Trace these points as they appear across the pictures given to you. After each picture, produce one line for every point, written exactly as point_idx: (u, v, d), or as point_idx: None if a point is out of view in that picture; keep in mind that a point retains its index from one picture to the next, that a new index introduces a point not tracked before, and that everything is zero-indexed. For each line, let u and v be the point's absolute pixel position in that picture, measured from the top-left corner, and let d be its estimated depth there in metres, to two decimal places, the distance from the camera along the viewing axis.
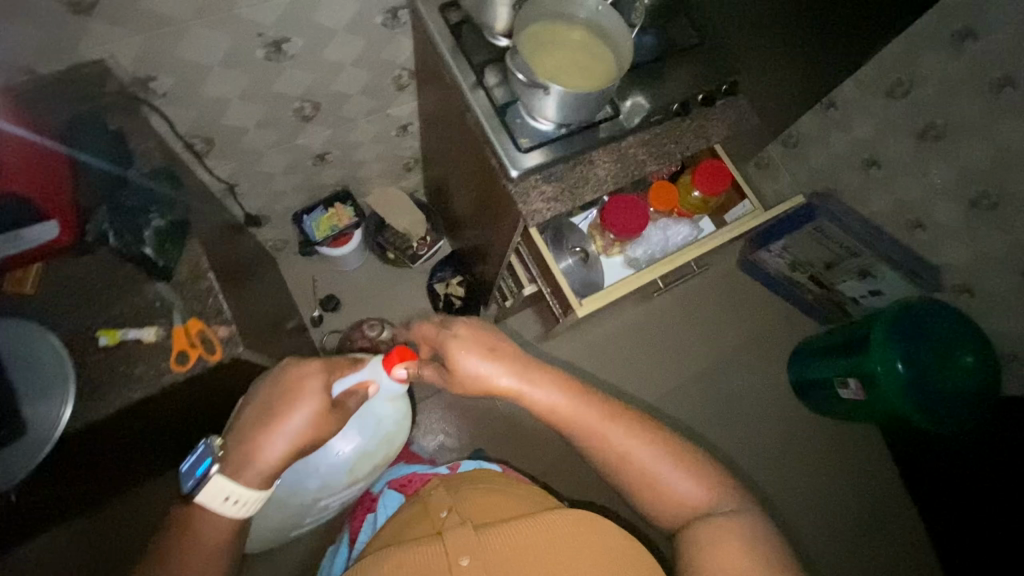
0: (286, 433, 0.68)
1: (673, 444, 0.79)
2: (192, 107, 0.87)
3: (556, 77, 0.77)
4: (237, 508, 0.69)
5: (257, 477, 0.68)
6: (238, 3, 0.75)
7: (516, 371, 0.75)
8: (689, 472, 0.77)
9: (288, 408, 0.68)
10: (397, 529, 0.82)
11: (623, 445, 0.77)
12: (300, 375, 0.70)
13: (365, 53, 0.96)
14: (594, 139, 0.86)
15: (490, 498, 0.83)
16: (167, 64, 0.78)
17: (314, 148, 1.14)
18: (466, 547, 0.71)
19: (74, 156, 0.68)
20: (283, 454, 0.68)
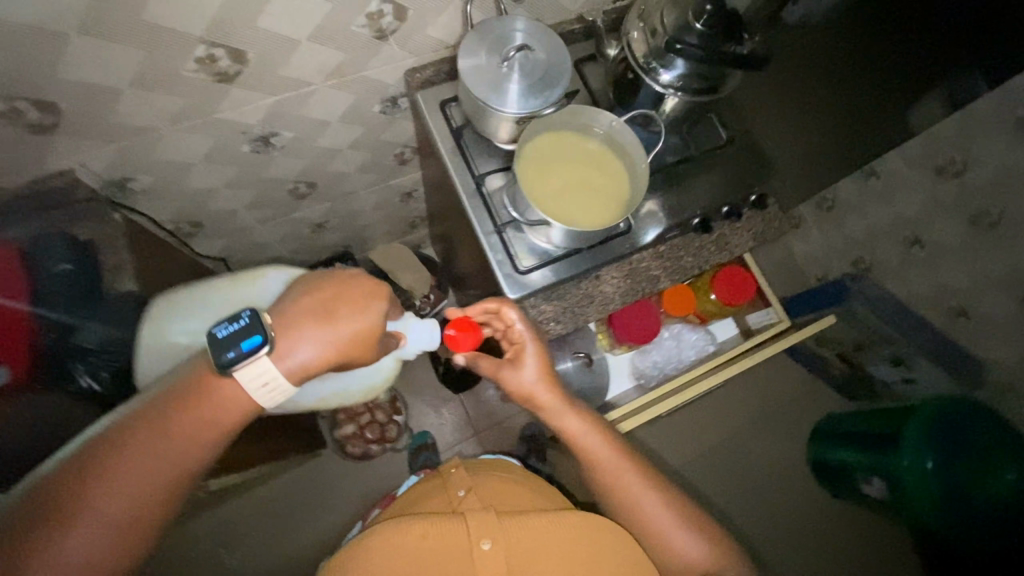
0: (333, 334, 0.55)
1: (685, 503, 0.76)
2: (175, 198, 0.82)
3: (560, 203, 0.69)
4: (254, 399, 0.54)
5: (289, 373, 0.54)
6: (219, 109, 0.68)
7: (560, 397, 0.73)
8: (700, 532, 0.74)
9: (352, 311, 0.57)
10: (406, 506, 0.78)
11: (639, 490, 0.74)
12: (366, 281, 0.60)
13: (363, 137, 0.89)
14: (603, 256, 0.78)
15: (509, 483, 0.78)
16: (144, 165, 0.72)
17: (311, 219, 1.09)
18: (490, 529, 0.66)
19: (33, 309, 0.64)
20: (321, 362, 0.55)
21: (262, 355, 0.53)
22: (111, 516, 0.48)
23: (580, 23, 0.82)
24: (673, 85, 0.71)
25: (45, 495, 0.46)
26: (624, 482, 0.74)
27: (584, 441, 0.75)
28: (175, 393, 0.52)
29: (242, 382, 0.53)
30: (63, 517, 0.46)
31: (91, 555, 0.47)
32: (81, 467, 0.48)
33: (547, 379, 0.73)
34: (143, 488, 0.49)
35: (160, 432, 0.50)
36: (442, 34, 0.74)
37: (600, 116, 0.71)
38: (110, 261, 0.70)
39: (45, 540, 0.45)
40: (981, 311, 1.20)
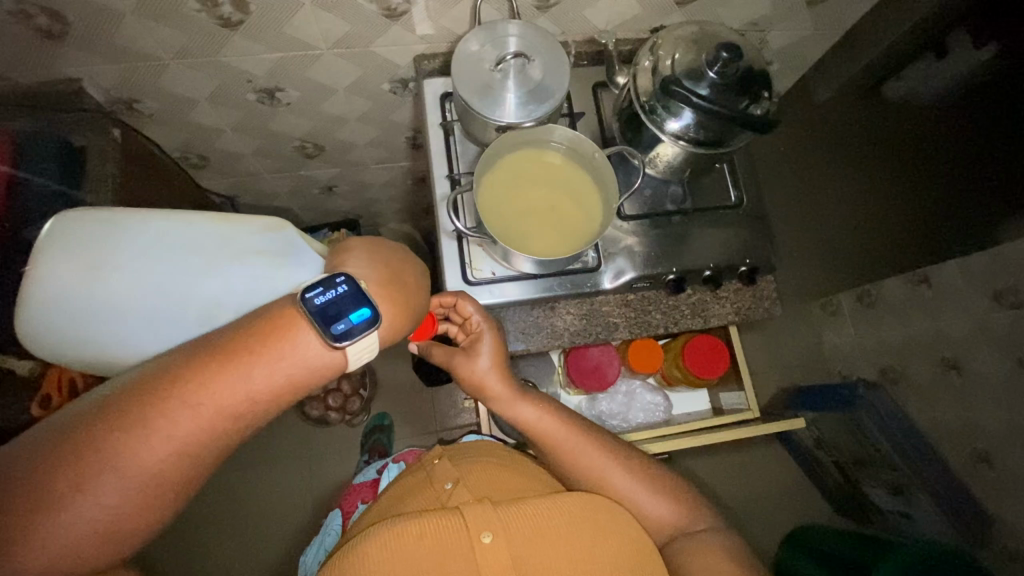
0: (413, 307, 0.53)
1: (657, 472, 0.72)
2: (181, 129, 0.86)
3: (515, 224, 0.65)
4: (349, 364, 0.48)
5: (382, 339, 0.50)
6: (221, 52, 0.70)
7: (509, 385, 0.71)
8: (666, 494, 0.70)
9: (416, 289, 0.54)
10: (388, 506, 0.66)
11: (608, 469, 0.69)
12: (416, 260, 0.56)
13: (372, 112, 0.89)
14: (561, 289, 0.74)
15: (502, 471, 0.67)
16: (150, 92, 0.76)
17: (320, 181, 1.11)
18: (492, 521, 0.55)
19: (14, 173, 0.67)
20: (402, 331, 0.52)
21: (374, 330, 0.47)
22: (147, 467, 0.41)
23: (588, 45, 0.78)
24: (682, 135, 0.65)
25: (85, 439, 0.40)
26: (583, 452, 0.70)
27: (532, 431, 0.71)
28: (240, 341, 0.44)
29: (346, 356, 0.46)
30: (108, 465, 0.40)
31: (126, 507, 0.41)
32: (132, 416, 0.40)
33: (500, 369, 0.71)
34: (203, 445, 0.43)
35: (230, 394, 0.43)
36: (453, 27, 0.72)
37: (556, 129, 0.67)
38: (95, 169, 0.75)
39: (82, 491, 0.39)
40: (1003, 464, 0.93)
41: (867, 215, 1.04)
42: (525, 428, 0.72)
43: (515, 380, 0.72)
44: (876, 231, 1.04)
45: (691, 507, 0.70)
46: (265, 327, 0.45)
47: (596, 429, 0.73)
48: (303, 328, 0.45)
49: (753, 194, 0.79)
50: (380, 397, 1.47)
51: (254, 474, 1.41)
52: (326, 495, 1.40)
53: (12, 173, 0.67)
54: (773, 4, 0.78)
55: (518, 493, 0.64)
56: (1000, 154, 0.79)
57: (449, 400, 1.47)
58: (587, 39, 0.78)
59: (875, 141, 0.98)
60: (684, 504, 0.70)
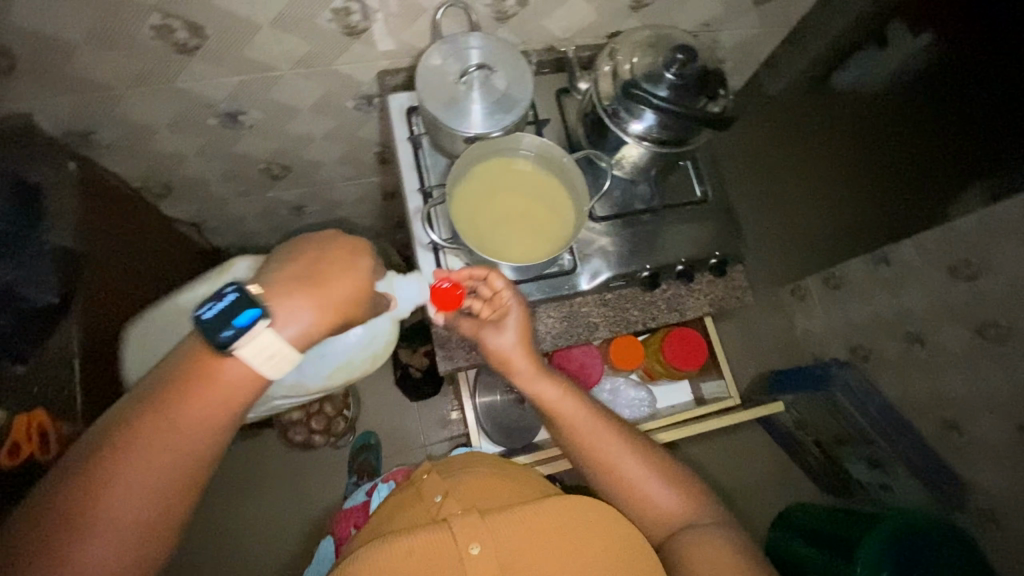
0: (334, 299, 0.51)
1: (662, 456, 0.72)
2: (141, 157, 0.84)
3: (489, 233, 0.66)
4: (265, 370, 0.48)
5: (302, 337, 0.50)
6: (178, 77, 0.69)
7: (535, 363, 0.70)
8: (671, 481, 0.70)
9: (340, 274, 0.52)
10: (378, 525, 0.65)
11: (616, 450, 0.69)
12: (355, 246, 0.55)
13: (338, 130, 0.89)
14: (540, 295, 0.75)
15: (491, 480, 0.67)
16: (107, 122, 0.75)
17: (289, 201, 1.10)
18: (479, 531, 0.55)
19: None
20: (329, 325, 0.51)
21: (260, 332, 0.47)
22: (126, 513, 0.43)
23: (548, 53, 0.80)
24: (645, 136, 0.67)
25: (56, 502, 0.42)
26: (603, 436, 0.70)
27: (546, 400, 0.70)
28: (173, 379, 0.47)
29: (251, 360, 0.47)
30: (86, 519, 0.42)
31: (122, 556, 0.43)
32: (93, 470, 0.43)
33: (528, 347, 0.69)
34: (182, 476, 0.46)
35: (176, 425, 0.45)
36: (415, 42, 0.73)
37: (524, 137, 0.68)
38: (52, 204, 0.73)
39: (67, 553, 0.41)
40: (972, 431, 0.98)
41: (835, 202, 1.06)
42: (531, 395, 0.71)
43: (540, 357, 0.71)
44: (850, 214, 1.05)
45: (693, 496, 0.70)
46: (194, 362, 0.47)
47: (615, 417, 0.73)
48: (206, 345, 0.47)
49: (719, 189, 0.82)
50: (365, 416, 1.45)
51: (238, 506, 1.37)
52: (317, 522, 1.37)
53: None
54: (723, 4, 0.81)
55: (510, 502, 0.63)
56: (936, 138, 0.83)
57: (435, 413, 1.46)
58: (547, 48, 0.80)
59: (836, 130, 1.00)
60: (685, 491, 0.70)
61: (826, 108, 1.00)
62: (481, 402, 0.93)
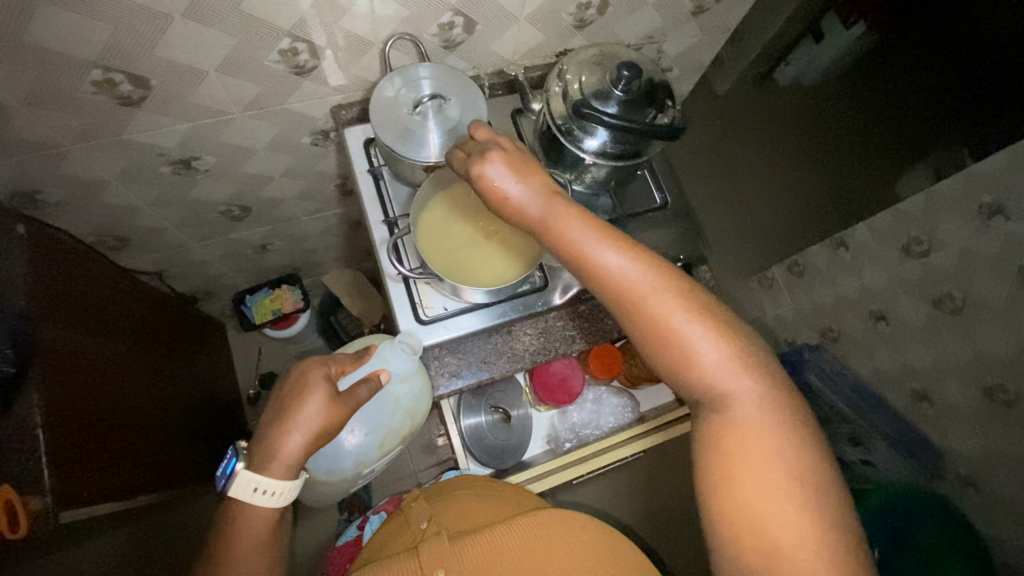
0: (304, 422, 0.61)
1: (710, 305, 0.51)
2: (93, 212, 0.82)
3: (457, 259, 0.66)
4: (268, 501, 0.61)
5: (287, 465, 0.61)
6: (127, 129, 0.68)
7: (546, 202, 0.53)
8: (733, 357, 0.49)
9: (300, 400, 0.62)
10: (372, 554, 0.67)
11: (649, 289, 0.50)
12: (311, 368, 0.64)
13: (296, 166, 0.89)
14: (515, 314, 0.76)
15: (473, 503, 0.67)
16: (54, 180, 0.73)
17: (252, 241, 1.08)
18: (445, 558, 0.57)
19: None
20: (308, 442, 0.61)
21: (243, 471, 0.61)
22: None
23: (498, 77, 0.82)
24: (601, 151, 0.68)
25: None
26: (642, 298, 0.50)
27: (545, 218, 0.53)
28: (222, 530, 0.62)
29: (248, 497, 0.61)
30: None
31: None
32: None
33: (534, 189, 0.54)
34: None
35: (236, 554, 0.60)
36: (366, 75, 0.73)
37: None
38: None
39: None
40: (942, 399, 1.04)
41: (784, 192, 1.09)
42: (514, 214, 0.54)
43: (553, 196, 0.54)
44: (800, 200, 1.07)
45: (752, 365, 0.49)
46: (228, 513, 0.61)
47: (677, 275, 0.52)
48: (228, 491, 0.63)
49: (678, 195, 0.84)
50: None
51: None
52: (310, 562, 1.33)
53: None
54: (662, 17, 0.84)
55: (488, 520, 0.64)
56: (893, 98, 0.82)
57: None
58: (496, 71, 0.82)
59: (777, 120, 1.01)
60: (743, 359, 0.49)
61: (766, 106, 1.02)
62: (467, 425, 0.92)
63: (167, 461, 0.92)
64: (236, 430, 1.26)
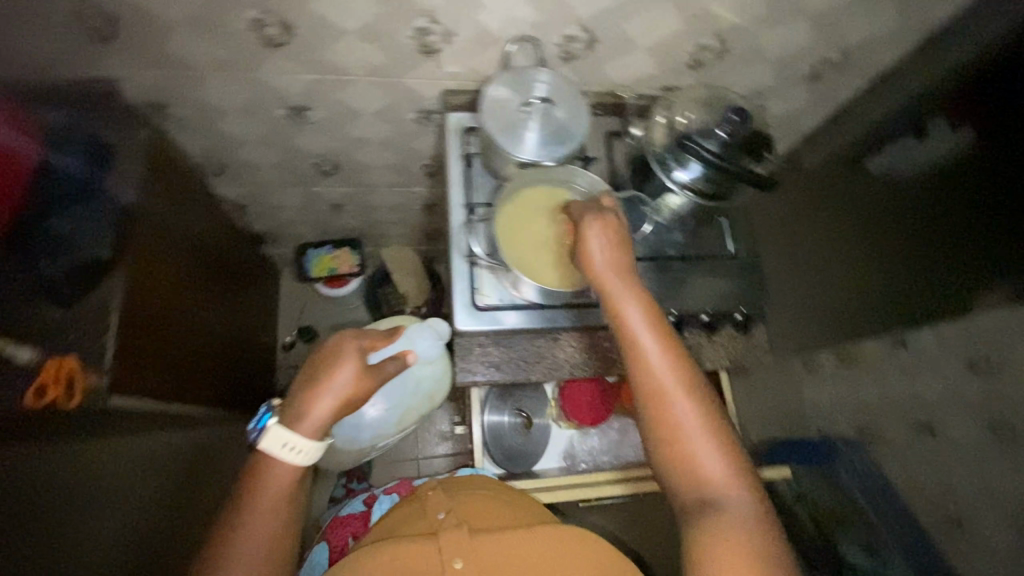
0: (337, 387, 0.65)
1: (722, 420, 0.57)
2: (206, 136, 0.88)
3: (528, 252, 0.67)
4: (294, 457, 0.62)
5: (313, 425, 0.63)
6: (261, 68, 0.74)
7: (626, 279, 0.61)
8: (729, 473, 0.54)
9: (335, 365, 0.65)
10: (382, 529, 0.68)
11: (672, 392, 0.56)
12: (347, 337, 0.68)
13: (393, 138, 0.93)
14: (565, 322, 0.77)
15: (489, 501, 0.69)
16: (184, 98, 0.79)
17: (331, 198, 1.13)
18: (465, 548, 0.59)
19: (45, 162, 0.65)
20: (336, 406, 0.65)
21: (273, 427, 0.63)
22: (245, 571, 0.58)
23: (607, 96, 0.84)
24: (689, 185, 0.69)
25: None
26: (674, 388, 0.57)
27: (616, 296, 0.60)
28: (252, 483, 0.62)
29: (271, 450, 0.62)
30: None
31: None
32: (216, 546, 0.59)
33: (615, 267, 0.61)
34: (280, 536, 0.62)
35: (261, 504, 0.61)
36: (483, 69, 0.77)
37: (574, 171, 0.71)
38: (120, 166, 0.74)
39: None
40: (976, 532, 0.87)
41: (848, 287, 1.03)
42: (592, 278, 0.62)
43: (632, 275, 0.61)
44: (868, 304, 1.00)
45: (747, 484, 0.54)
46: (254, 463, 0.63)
47: (700, 378, 0.59)
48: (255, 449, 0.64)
49: (750, 248, 0.83)
50: None
51: None
52: None
53: (39, 195, 0.64)
54: None
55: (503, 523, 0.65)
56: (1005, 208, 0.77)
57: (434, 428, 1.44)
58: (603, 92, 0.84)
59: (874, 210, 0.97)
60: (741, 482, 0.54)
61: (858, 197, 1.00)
62: (488, 421, 0.93)
63: (207, 381, 0.97)
64: (266, 373, 1.31)
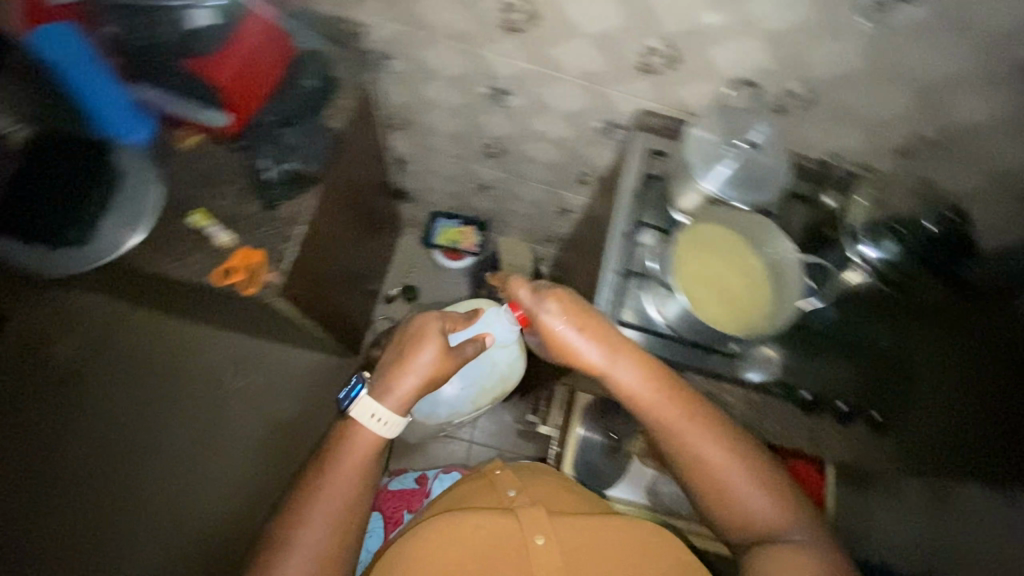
0: (420, 366, 0.69)
1: (746, 447, 0.68)
2: (407, 93, 0.95)
3: (696, 282, 0.66)
4: (382, 430, 0.69)
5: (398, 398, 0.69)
6: (488, 46, 0.79)
7: (605, 347, 0.67)
8: (770, 496, 0.67)
9: (418, 345, 0.70)
10: (453, 500, 0.76)
11: (697, 438, 0.67)
12: (430, 319, 0.72)
13: (569, 140, 0.96)
14: (695, 362, 0.74)
15: (556, 487, 0.77)
16: (408, 56, 0.86)
17: (481, 178, 1.19)
18: (544, 526, 0.69)
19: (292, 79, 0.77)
20: (421, 382, 0.70)
21: (364, 398, 0.69)
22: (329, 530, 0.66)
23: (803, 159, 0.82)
24: (872, 263, 0.73)
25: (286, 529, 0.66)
26: (688, 432, 0.67)
27: (607, 366, 0.67)
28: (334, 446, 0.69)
29: (364, 421, 0.69)
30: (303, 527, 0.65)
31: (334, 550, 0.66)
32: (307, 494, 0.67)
33: (583, 325, 0.67)
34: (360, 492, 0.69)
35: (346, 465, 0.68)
36: (690, 99, 0.79)
37: (761, 223, 0.70)
38: (340, 99, 0.81)
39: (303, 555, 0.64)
40: None
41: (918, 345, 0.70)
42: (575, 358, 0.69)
43: (611, 337, 0.67)
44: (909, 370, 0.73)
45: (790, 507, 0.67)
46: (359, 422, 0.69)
47: (715, 414, 0.69)
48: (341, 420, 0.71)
49: (897, 344, 0.75)
50: None
51: None
52: None
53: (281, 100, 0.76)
54: None
55: (572, 508, 0.74)
56: None
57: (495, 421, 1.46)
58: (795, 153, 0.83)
59: None
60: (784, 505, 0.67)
61: None
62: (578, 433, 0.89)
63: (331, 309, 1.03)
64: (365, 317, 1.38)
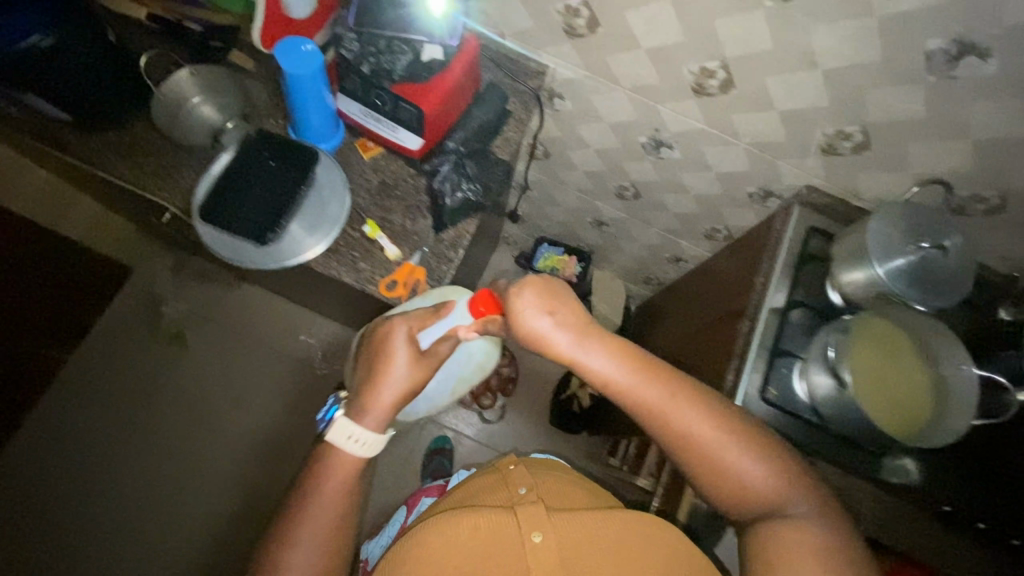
0: (394, 380, 0.66)
1: (739, 417, 0.60)
2: (562, 128, 0.98)
3: (865, 380, 0.64)
4: (361, 449, 0.65)
5: (373, 418, 0.66)
6: (666, 102, 0.80)
7: (574, 337, 0.62)
8: (766, 463, 0.58)
9: (388, 357, 0.66)
10: (460, 498, 0.66)
11: (685, 418, 0.59)
12: (389, 324, 0.67)
13: (713, 198, 0.96)
14: (833, 452, 0.71)
15: (567, 486, 0.67)
16: (578, 97, 0.89)
17: (602, 214, 1.20)
18: (541, 522, 0.58)
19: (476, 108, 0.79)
20: (399, 397, 0.67)
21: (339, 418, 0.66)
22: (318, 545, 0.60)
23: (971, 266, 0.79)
24: None
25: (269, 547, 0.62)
26: (672, 412, 0.60)
27: (576, 356, 0.61)
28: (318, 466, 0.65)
29: (336, 440, 0.65)
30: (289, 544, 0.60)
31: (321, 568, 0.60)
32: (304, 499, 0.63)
33: (548, 312, 0.62)
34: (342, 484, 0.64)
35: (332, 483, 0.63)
36: (863, 185, 0.78)
37: (942, 336, 0.67)
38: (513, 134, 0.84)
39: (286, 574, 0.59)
40: None
41: None
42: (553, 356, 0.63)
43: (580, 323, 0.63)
44: None
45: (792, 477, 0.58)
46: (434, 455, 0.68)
47: (697, 385, 0.61)
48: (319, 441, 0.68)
49: None
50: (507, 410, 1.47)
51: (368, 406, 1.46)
52: None
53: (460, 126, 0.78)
54: None
55: (574, 504, 0.64)
56: None
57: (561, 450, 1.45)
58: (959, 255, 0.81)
59: None
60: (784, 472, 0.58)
61: None
62: None
63: None
64: None
